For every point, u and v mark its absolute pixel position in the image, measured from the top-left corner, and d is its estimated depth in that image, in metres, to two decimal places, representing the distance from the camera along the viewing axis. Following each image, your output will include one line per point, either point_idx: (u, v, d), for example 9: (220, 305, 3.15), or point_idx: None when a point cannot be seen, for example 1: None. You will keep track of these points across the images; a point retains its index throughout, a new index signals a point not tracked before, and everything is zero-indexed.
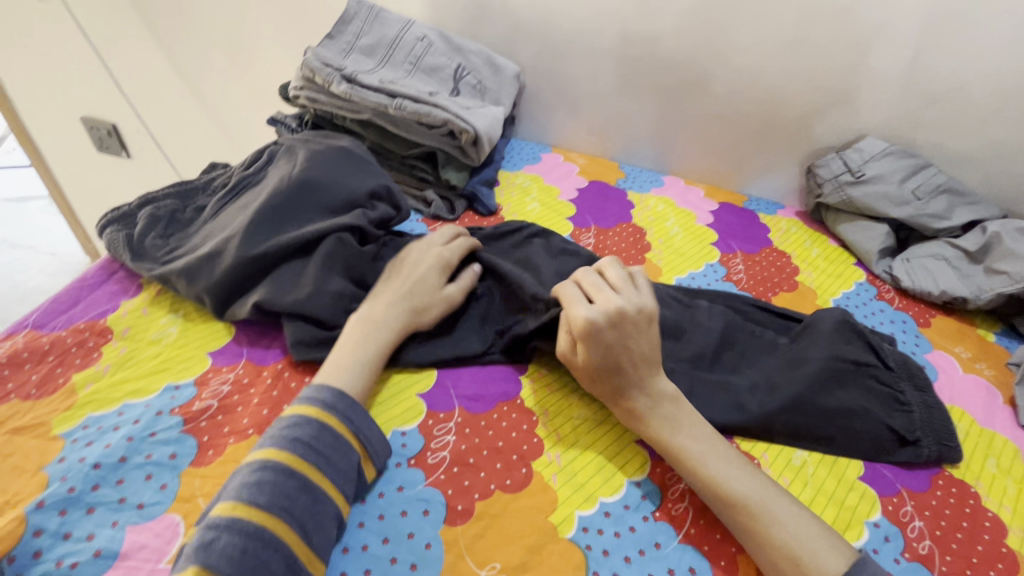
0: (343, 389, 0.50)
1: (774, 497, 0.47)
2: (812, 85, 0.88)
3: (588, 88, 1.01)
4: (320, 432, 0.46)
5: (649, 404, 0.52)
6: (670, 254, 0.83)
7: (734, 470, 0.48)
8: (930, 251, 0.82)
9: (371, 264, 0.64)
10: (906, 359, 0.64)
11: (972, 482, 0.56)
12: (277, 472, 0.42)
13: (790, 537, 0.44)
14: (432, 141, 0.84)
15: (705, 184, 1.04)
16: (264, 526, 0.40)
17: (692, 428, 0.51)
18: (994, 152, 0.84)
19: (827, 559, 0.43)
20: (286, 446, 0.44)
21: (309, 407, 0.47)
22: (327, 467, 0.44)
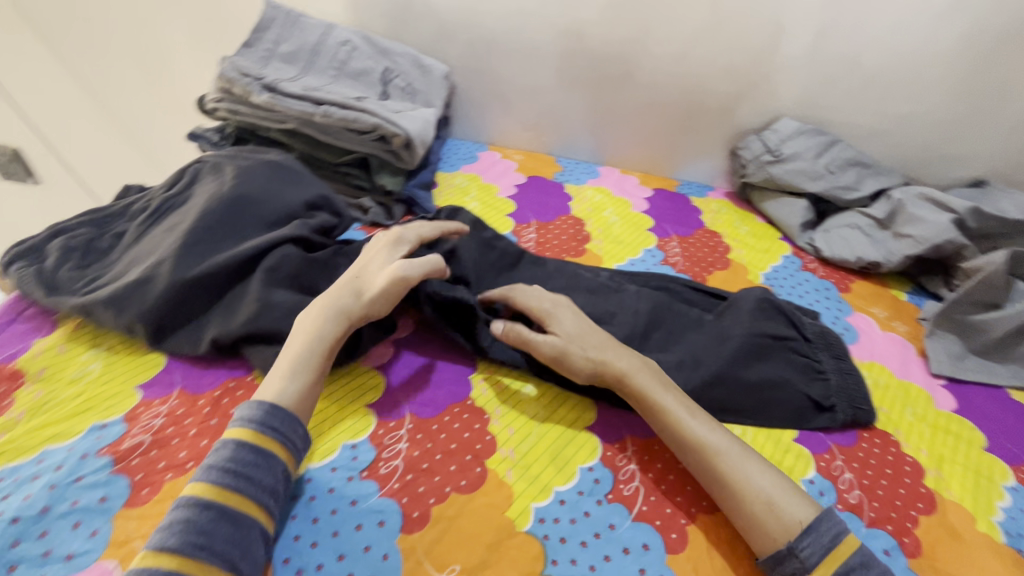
0: (274, 395, 0.48)
1: (746, 452, 0.50)
2: (729, 72, 0.92)
3: (518, 85, 1.02)
4: (233, 452, 0.43)
5: (636, 367, 0.55)
6: (610, 242, 0.85)
7: (710, 427, 0.52)
8: (845, 222, 0.88)
9: (323, 271, 0.63)
10: (824, 330, 0.69)
11: (893, 431, 0.61)
12: (190, 506, 0.40)
13: (764, 488, 0.48)
14: (364, 147, 0.82)
15: (639, 172, 1.07)
16: (183, 569, 0.37)
17: (674, 391, 0.55)
18: (892, 126, 0.91)
19: (796, 506, 0.46)
20: (202, 476, 0.42)
21: (232, 429, 0.45)
22: (246, 488, 0.42)
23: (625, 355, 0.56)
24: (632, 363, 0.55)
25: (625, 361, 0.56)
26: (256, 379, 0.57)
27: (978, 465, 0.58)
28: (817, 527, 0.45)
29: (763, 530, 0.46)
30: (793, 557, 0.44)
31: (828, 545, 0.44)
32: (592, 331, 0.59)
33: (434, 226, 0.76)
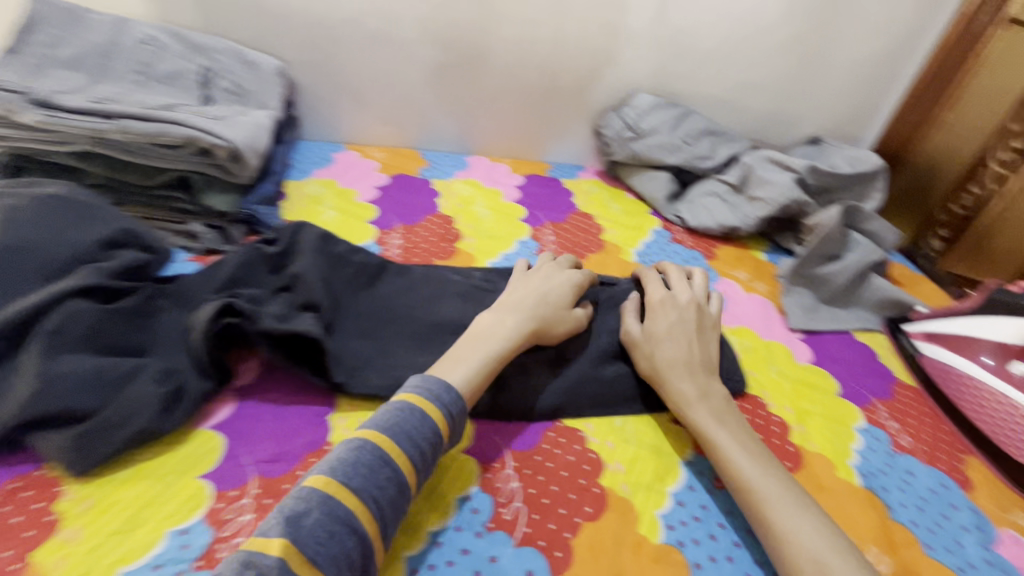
0: (450, 383, 0.49)
1: (803, 497, 0.47)
2: (582, 49, 0.91)
3: (366, 76, 0.93)
4: (424, 422, 0.45)
5: (695, 397, 0.55)
6: (482, 238, 0.81)
7: (769, 471, 0.49)
8: (705, 190, 0.90)
9: (132, 324, 0.53)
10: None
11: (761, 393, 0.63)
12: (374, 456, 0.42)
13: (811, 545, 0.43)
14: (182, 164, 0.70)
15: (510, 159, 1.03)
16: (353, 514, 0.39)
17: (735, 430, 0.53)
18: (737, 93, 0.95)
19: (850, 569, 0.42)
20: (386, 431, 0.44)
21: (412, 396, 0.47)
22: (416, 458, 0.44)
23: (688, 382, 0.56)
24: (689, 393, 0.55)
25: (687, 385, 0.56)
26: (48, 471, 0.46)
27: (835, 413, 0.62)
28: None
29: None
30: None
31: None
32: (675, 330, 0.60)
33: (278, 246, 0.66)
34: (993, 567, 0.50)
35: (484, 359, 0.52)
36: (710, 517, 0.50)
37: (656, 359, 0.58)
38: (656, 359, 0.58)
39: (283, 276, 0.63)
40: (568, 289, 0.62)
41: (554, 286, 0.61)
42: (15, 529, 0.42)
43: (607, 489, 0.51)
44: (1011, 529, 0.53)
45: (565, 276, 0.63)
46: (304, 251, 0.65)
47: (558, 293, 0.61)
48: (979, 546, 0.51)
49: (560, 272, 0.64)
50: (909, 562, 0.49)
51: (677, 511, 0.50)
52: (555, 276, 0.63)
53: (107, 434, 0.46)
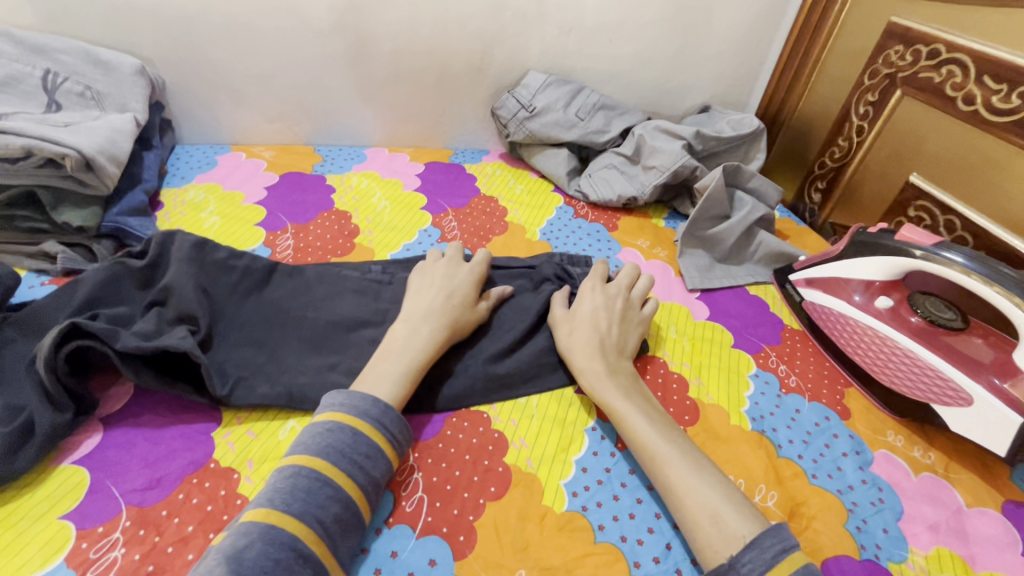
0: (378, 397, 0.48)
1: (700, 458, 0.49)
2: (468, 31, 0.89)
3: (243, 72, 0.87)
4: (356, 438, 0.45)
5: (604, 372, 0.56)
6: (381, 231, 0.78)
7: (671, 435, 0.50)
8: (603, 163, 0.92)
9: None
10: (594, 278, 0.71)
11: (661, 353, 0.65)
12: (311, 480, 0.41)
13: (708, 501, 0.45)
14: (26, 178, 0.64)
15: (411, 148, 1.01)
16: (297, 537, 0.38)
17: (642, 401, 0.54)
18: (626, 66, 0.97)
19: (740, 522, 0.43)
20: (320, 453, 0.43)
21: (341, 413, 0.46)
22: (357, 474, 0.43)
23: (599, 358, 0.57)
24: (598, 369, 0.56)
25: (601, 363, 0.56)
26: None
27: (730, 364, 0.65)
28: (760, 543, 0.41)
29: (707, 545, 0.43)
30: (733, 572, 0.40)
31: (771, 560, 0.40)
32: (598, 318, 0.61)
33: (146, 258, 0.59)
34: (868, 485, 0.54)
35: (409, 366, 0.52)
36: (613, 478, 0.51)
37: (574, 337, 0.59)
38: (574, 343, 0.59)
39: (153, 290, 0.58)
40: (470, 286, 0.62)
41: (459, 284, 0.62)
42: None
43: (511, 467, 0.51)
44: (884, 449, 0.58)
45: (466, 273, 0.64)
46: (174, 261, 0.59)
47: (462, 293, 0.61)
48: (857, 468, 0.56)
49: (458, 270, 0.64)
50: (794, 492, 0.52)
51: (581, 478, 0.51)
52: (455, 275, 0.63)
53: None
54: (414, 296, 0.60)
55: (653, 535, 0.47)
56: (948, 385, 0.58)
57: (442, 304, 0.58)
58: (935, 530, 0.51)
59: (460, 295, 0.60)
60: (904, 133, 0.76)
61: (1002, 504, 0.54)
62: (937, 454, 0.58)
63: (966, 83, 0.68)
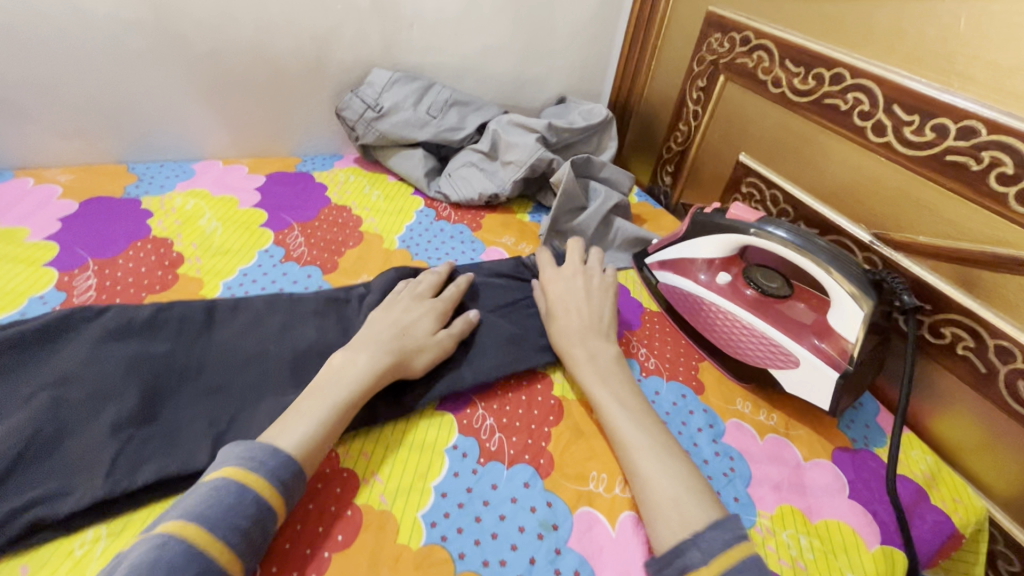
0: (280, 446, 0.43)
1: (664, 440, 0.50)
2: (296, 27, 0.81)
3: (14, 82, 0.72)
4: (243, 497, 0.39)
5: (586, 361, 0.57)
6: (211, 256, 0.69)
7: (644, 423, 0.51)
8: (461, 161, 0.89)
9: None
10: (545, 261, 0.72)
11: None
12: (178, 551, 0.35)
13: (670, 487, 0.46)
14: None
15: (252, 159, 0.91)
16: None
17: (622, 388, 0.55)
18: (476, 60, 0.94)
19: (699, 508, 0.44)
20: (195, 519, 0.37)
21: (233, 469, 0.40)
22: (238, 541, 0.38)
23: (580, 350, 0.58)
24: (581, 359, 0.57)
25: (579, 353, 0.58)
26: None
27: None
28: (721, 524, 0.42)
29: (664, 526, 0.44)
30: (692, 548, 0.41)
31: (730, 539, 0.41)
32: (572, 306, 0.63)
33: None
34: (721, 456, 0.57)
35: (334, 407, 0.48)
36: (475, 499, 0.49)
37: (557, 331, 0.61)
38: (554, 333, 0.61)
39: None
40: (428, 322, 0.58)
41: (414, 323, 0.57)
42: None
43: (363, 508, 0.47)
44: (735, 417, 0.61)
45: (426, 305, 0.60)
46: None
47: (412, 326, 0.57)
48: (711, 441, 0.58)
49: (419, 303, 0.60)
50: None
51: (440, 504, 0.48)
52: (413, 313, 0.59)
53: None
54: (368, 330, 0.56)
55: (516, 552, 0.46)
56: (779, 350, 0.62)
57: (392, 341, 0.54)
58: (779, 489, 0.55)
59: (416, 327, 0.57)
60: (731, 115, 0.81)
61: (832, 453, 0.59)
62: (778, 415, 0.62)
63: (773, 67, 0.73)
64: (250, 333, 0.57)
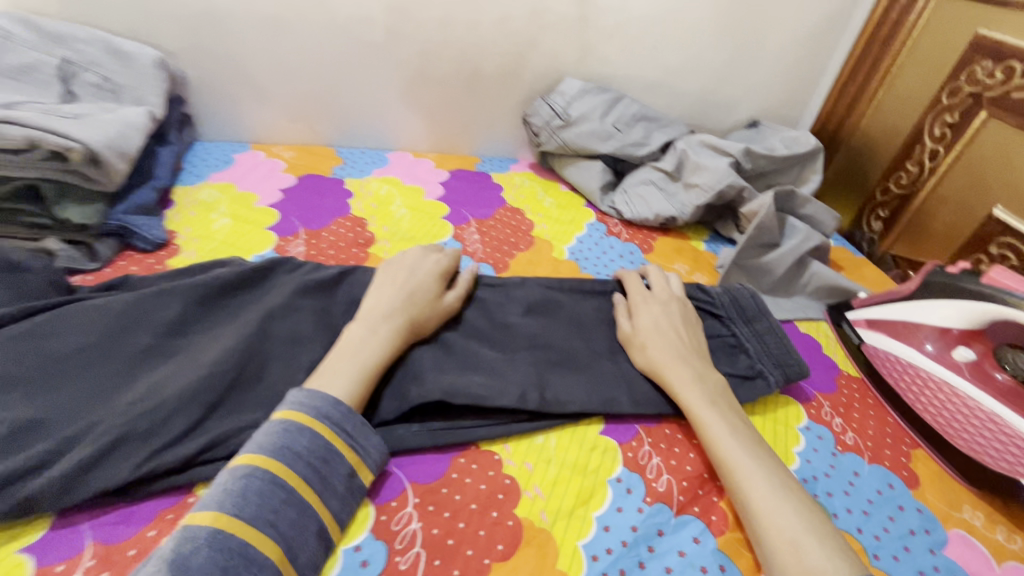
0: (337, 397, 0.44)
1: (783, 476, 0.45)
2: (503, 33, 0.84)
3: (267, 68, 0.84)
4: (314, 439, 0.41)
5: (688, 381, 0.53)
6: (397, 241, 0.73)
7: (757, 452, 0.46)
8: (640, 179, 0.85)
9: None
10: (736, 294, 0.66)
11: None
12: (265, 483, 0.38)
13: (791, 529, 0.41)
14: (31, 170, 0.60)
15: (437, 154, 0.96)
16: (249, 544, 0.35)
17: (729, 412, 0.50)
18: (669, 75, 0.90)
19: (827, 555, 0.38)
20: (276, 453, 0.39)
21: (297, 412, 0.42)
22: (315, 477, 0.40)
23: (685, 368, 0.54)
24: (684, 378, 0.53)
25: (677, 369, 0.54)
26: None
27: (776, 411, 0.58)
28: None
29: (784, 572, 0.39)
30: None
31: None
32: (665, 323, 0.59)
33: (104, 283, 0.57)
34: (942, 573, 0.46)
35: (365, 363, 0.48)
36: (639, 541, 0.45)
37: (649, 350, 0.56)
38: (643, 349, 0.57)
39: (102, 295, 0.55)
40: (433, 280, 0.58)
41: (424, 286, 0.57)
42: None
43: (524, 520, 0.45)
44: (961, 528, 0.50)
45: (430, 266, 0.60)
46: (151, 282, 0.58)
47: (422, 293, 0.57)
48: (929, 550, 0.47)
49: (423, 261, 0.61)
50: None
51: (602, 538, 0.44)
52: (422, 275, 0.59)
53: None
54: (376, 290, 0.56)
55: None
56: None
57: (404, 303, 0.55)
58: None
59: (423, 290, 0.57)
60: (986, 159, 0.69)
61: None
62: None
63: None
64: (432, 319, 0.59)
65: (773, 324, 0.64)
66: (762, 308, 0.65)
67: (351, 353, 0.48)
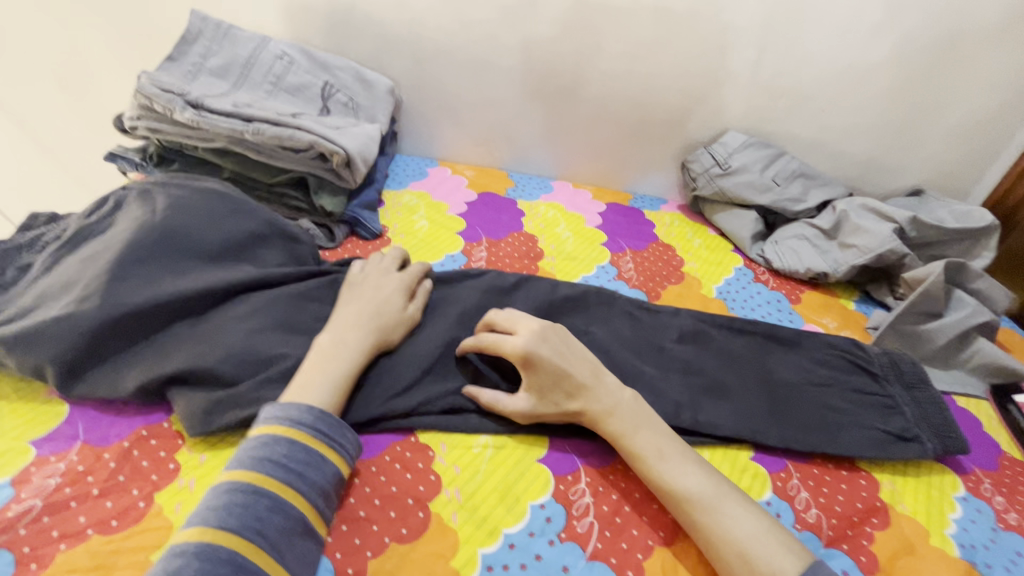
0: (312, 404, 0.49)
1: (725, 490, 0.48)
2: (678, 85, 0.92)
3: (467, 99, 0.98)
4: (293, 448, 0.45)
5: (607, 413, 0.52)
6: (562, 259, 0.83)
7: (688, 469, 0.49)
8: (793, 232, 0.88)
9: (255, 307, 0.59)
10: (893, 358, 0.67)
11: (862, 462, 0.59)
12: (246, 493, 0.41)
13: (739, 537, 0.45)
14: (302, 166, 0.77)
15: (593, 186, 1.06)
16: (236, 552, 0.39)
17: (649, 431, 0.52)
18: (833, 136, 0.93)
19: (781, 561, 0.43)
20: (254, 466, 0.43)
21: (274, 426, 0.46)
22: (297, 481, 0.43)
23: (598, 402, 0.53)
24: (601, 411, 0.52)
25: (597, 413, 0.52)
26: (174, 426, 0.53)
27: (928, 476, 0.59)
28: None
29: None
30: None
31: None
32: (573, 370, 0.54)
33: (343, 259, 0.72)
34: None
35: (346, 371, 0.52)
36: None
37: (578, 400, 0.53)
38: (565, 390, 0.53)
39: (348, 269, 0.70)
40: (399, 296, 0.62)
41: (388, 294, 0.61)
42: (146, 472, 0.48)
43: None
44: None
45: (395, 283, 0.63)
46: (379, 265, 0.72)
47: (390, 309, 0.60)
48: None
49: (387, 277, 0.63)
50: None
51: None
52: (385, 284, 0.62)
53: (229, 408, 0.51)
54: (344, 304, 0.59)
55: None
56: None
57: (371, 318, 0.58)
58: None
59: (388, 305, 0.60)
60: None
61: None
62: None
63: None
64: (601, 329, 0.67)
65: (933, 393, 0.65)
66: (923, 375, 0.66)
67: (332, 356, 0.53)
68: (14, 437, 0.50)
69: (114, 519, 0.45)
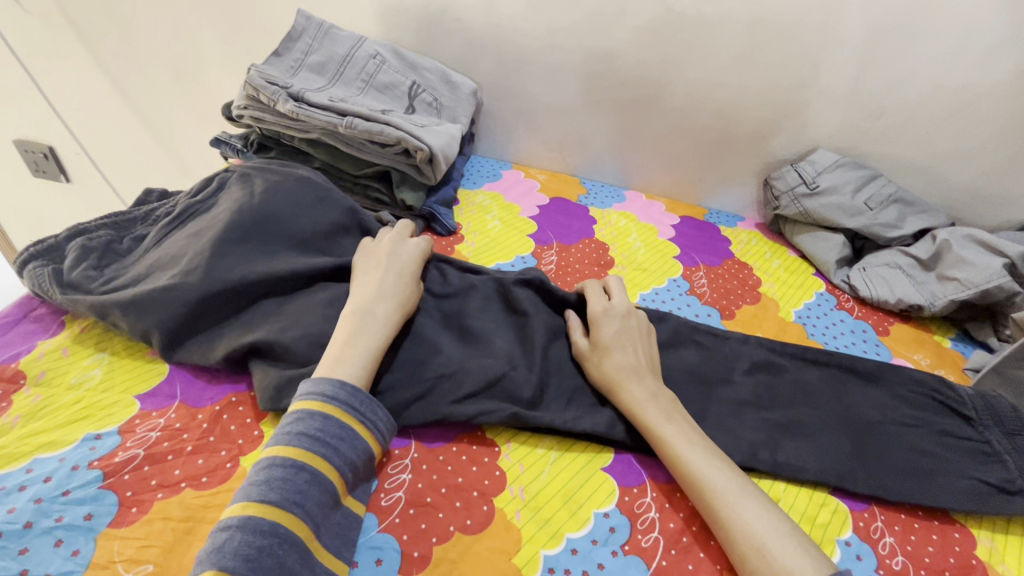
0: (344, 379, 0.49)
1: (750, 490, 0.47)
2: (767, 98, 0.88)
3: (546, 104, 0.99)
4: (327, 423, 0.45)
5: (642, 397, 0.54)
6: (634, 269, 0.82)
7: (714, 461, 0.49)
8: (885, 260, 0.83)
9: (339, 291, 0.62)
10: (989, 400, 0.61)
11: (957, 515, 0.55)
12: (286, 468, 0.42)
13: (753, 527, 0.44)
14: (386, 160, 0.80)
15: (666, 198, 1.04)
16: (278, 524, 0.39)
17: (681, 421, 0.53)
18: (937, 161, 0.87)
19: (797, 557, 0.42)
20: (292, 441, 0.44)
21: (309, 401, 0.46)
22: (333, 455, 0.44)
23: (639, 384, 0.55)
24: (639, 396, 0.54)
25: (636, 388, 0.55)
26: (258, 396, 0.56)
27: None
28: None
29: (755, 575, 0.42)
30: None
31: None
32: (638, 343, 0.59)
33: None
34: None
35: (371, 347, 0.52)
36: None
37: (615, 367, 0.56)
38: (614, 358, 0.57)
39: None
40: (415, 263, 0.63)
41: (404, 262, 0.62)
42: (234, 436, 0.52)
43: None
44: None
45: (410, 251, 0.64)
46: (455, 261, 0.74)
47: (406, 279, 0.61)
48: None
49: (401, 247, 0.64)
50: None
51: None
52: (401, 253, 0.63)
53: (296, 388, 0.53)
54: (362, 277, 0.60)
55: None
56: None
57: (392, 289, 0.58)
58: None
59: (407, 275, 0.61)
60: None
61: None
62: None
63: None
64: (674, 344, 0.65)
65: None
66: None
67: (356, 330, 0.53)
68: (122, 391, 0.55)
69: (204, 476, 0.48)
